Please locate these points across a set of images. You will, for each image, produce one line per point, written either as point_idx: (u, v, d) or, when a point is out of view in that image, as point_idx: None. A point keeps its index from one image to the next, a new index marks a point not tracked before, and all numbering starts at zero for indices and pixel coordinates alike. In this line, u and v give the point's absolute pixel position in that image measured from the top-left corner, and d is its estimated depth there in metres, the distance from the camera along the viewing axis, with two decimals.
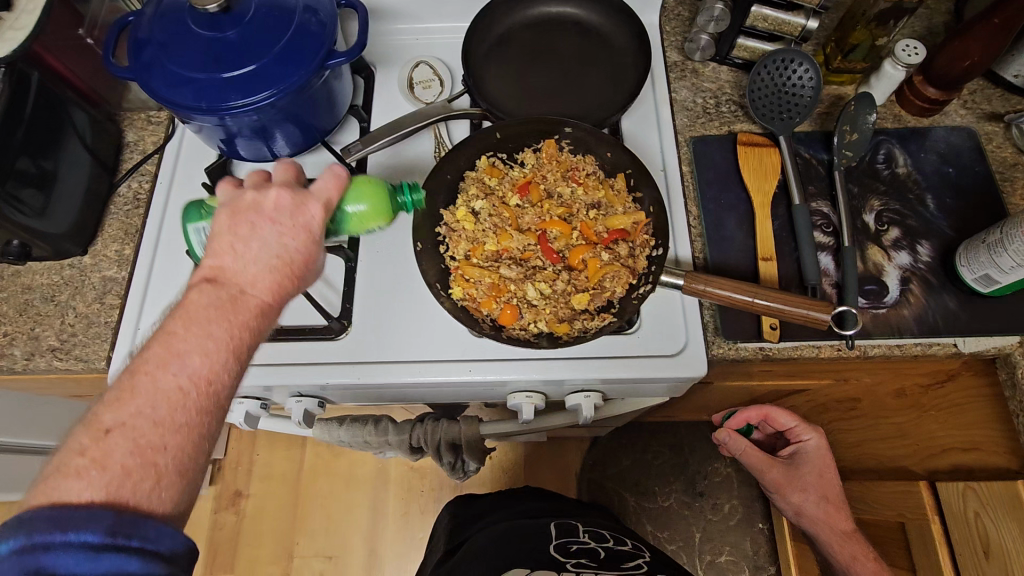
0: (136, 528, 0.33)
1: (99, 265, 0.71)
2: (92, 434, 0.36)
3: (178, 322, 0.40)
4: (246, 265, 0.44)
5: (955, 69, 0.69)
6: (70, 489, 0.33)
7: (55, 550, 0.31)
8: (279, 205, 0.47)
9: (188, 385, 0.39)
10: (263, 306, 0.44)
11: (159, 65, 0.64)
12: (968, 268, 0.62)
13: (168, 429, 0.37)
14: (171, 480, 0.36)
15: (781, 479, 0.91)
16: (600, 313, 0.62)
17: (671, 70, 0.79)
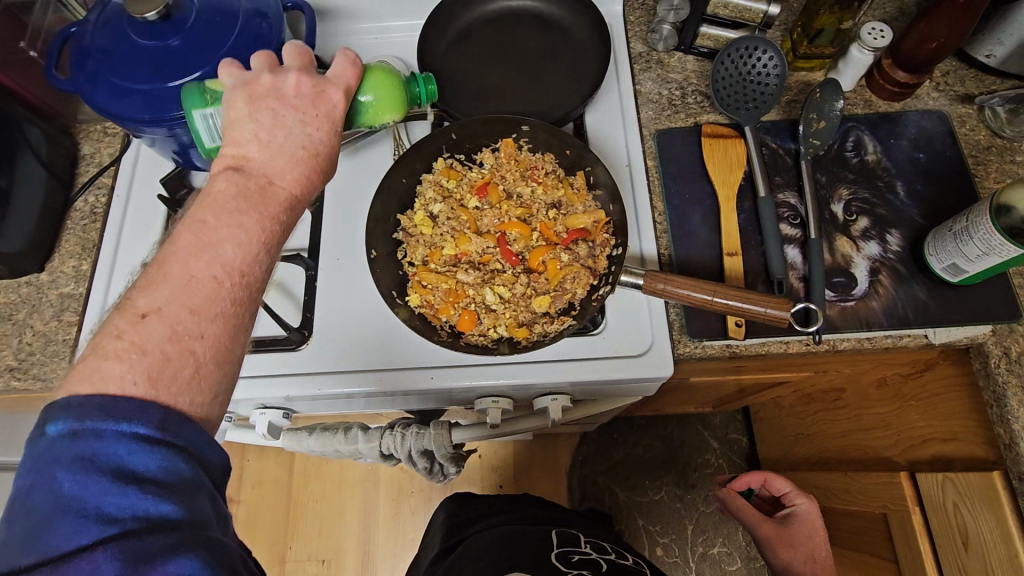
0: (181, 431, 0.33)
1: (57, 281, 0.70)
2: (128, 318, 0.35)
3: (205, 211, 0.39)
4: (271, 157, 0.44)
5: (922, 52, 0.66)
6: (111, 372, 0.33)
7: (106, 440, 0.31)
8: (300, 92, 0.47)
9: (223, 274, 0.38)
10: (292, 198, 0.44)
11: (103, 76, 0.62)
12: (936, 257, 0.61)
13: (204, 318, 0.36)
14: (209, 372, 0.36)
15: (772, 537, 0.78)
16: (560, 316, 0.61)
17: (635, 62, 0.77)
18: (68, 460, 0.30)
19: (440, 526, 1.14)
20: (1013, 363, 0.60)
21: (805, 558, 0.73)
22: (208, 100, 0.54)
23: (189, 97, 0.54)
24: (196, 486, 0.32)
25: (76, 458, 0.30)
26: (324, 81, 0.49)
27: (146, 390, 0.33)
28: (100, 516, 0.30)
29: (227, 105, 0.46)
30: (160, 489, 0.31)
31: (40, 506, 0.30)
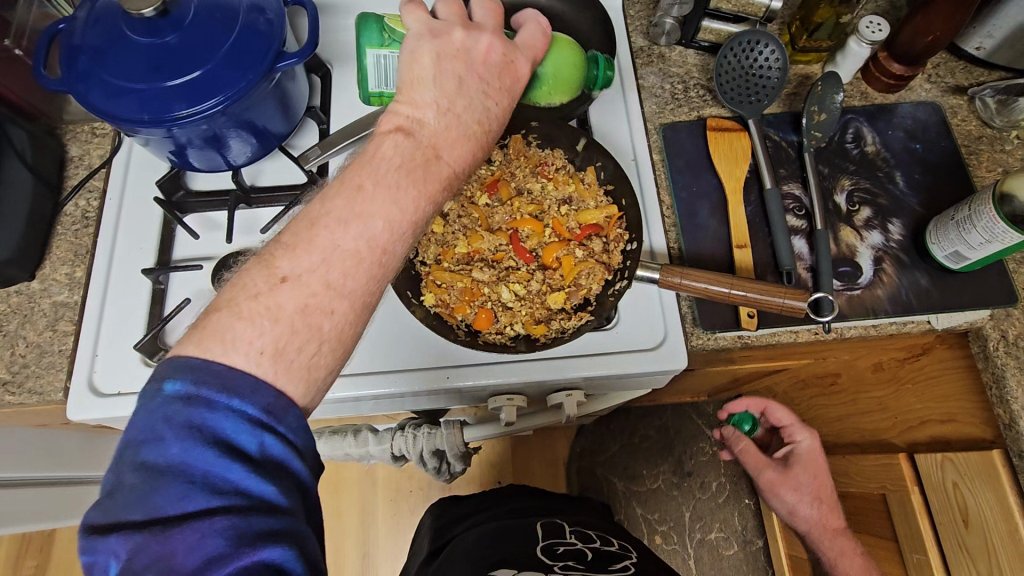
0: (284, 415, 0.37)
1: (50, 289, 0.67)
2: (269, 280, 0.40)
3: (364, 177, 0.44)
4: (444, 127, 0.48)
5: (918, 45, 0.68)
6: (243, 333, 0.38)
7: (217, 410, 0.35)
8: (488, 61, 0.52)
9: (366, 247, 0.42)
10: (452, 174, 0.48)
11: (96, 76, 0.60)
12: (939, 246, 0.62)
13: (337, 294, 0.41)
14: (327, 351, 0.41)
15: (774, 481, 0.82)
16: (577, 312, 0.61)
17: (637, 56, 0.77)
18: (181, 424, 0.34)
19: (432, 518, 1.16)
20: (1010, 346, 0.62)
21: (806, 507, 0.79)
22: (383, 38, 0.63)
23: (367, 32, 0.63)
24: (299, 479, 0.37)
25: (189, 424, 0.34)
26: (513, 49, 0.54)
27: (267, 365, 0.38)
28: (206, 482, 0.34)
29: (414, 53, 0.51)
30: (261, 469, 0.35)
31: (152, 463, 0.33)
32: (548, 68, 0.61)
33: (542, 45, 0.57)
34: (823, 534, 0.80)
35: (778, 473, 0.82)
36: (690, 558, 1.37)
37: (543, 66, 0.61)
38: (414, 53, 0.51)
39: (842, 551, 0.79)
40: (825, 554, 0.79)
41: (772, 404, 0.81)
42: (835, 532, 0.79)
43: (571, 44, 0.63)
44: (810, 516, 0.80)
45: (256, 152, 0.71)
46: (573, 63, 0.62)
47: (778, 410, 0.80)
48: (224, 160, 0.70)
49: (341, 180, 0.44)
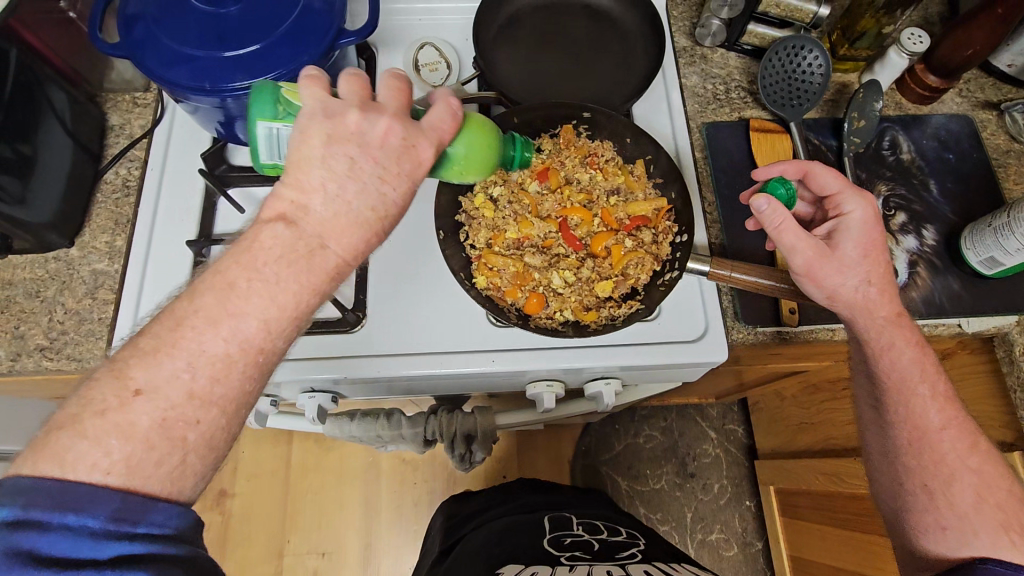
0: (144, 513, 0.33)
1: (89, 257, 0.66)
2: (120, 393, 0.35)
3: (239, 272, 0.39)
4: (331, 216, 0.41)
5: (957, 58, 0.71)
6: (86, 454, 0.33)
7: (51, 530, 0.31)
8: (384, 144, 0.43)
9: (238, 350, 0.38)
10: (343, 265, 0.42)
11: (154, 43, 0.59)
12: (974, 251, 0.64)
13: (202, 402, 0.37)
14: (195, 460, 0.36)
15: (813, 258, 0.56)
16: (625, 301, 0.61)
17: (680, 56, 0.79)
18: (6, 553, 0.30)
19: (441, 519, 1.17)
20: None
21: (852, 282, 0.57)
22: (278, 111, 0.48)
23: (258, 104, 0.48)
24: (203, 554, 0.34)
25: (15, 551, 0.30)
26: (416, 130, 0.44)
27: (119, 482, 0.33)
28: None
29: (301, 132, 0.42)
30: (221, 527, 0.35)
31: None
32: (460, 148, 0.50)
33: (449, 130, 0.46)
34: (873, 331, 0.59)
35: (820, 244, 0.56)
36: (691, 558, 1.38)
37: (454, 144, 0.50)
38: (301, 131, 0.43)
39: (944, 407, 0.59)
40: (891, 376, 0.60)
41: (809, 167, 0.62)
42: (885, 327, 0.59)
43: (487, 124, 0.52)
44: (858, 303, 0.58)
45: None
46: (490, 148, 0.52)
47: (816, 173, 0.61)
48: None
49: (216, 271, 0.39)
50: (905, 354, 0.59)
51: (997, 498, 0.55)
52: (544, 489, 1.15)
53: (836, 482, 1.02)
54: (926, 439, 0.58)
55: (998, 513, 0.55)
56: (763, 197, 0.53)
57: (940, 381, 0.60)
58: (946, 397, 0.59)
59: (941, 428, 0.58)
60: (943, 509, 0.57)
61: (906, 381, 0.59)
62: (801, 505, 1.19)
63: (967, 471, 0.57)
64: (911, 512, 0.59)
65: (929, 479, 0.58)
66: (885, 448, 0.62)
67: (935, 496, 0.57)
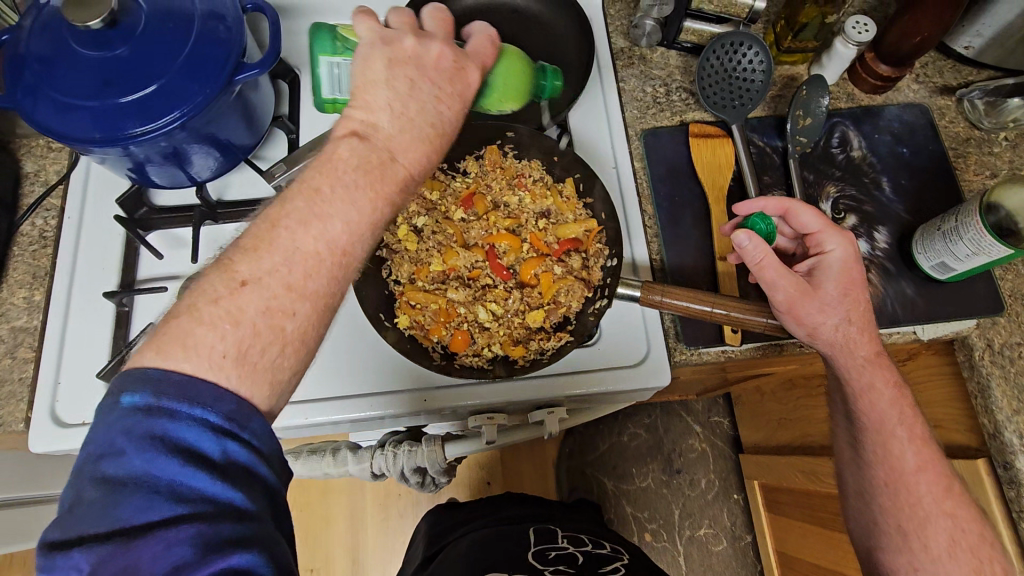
0: (249, 420, 0.35)
1: (8, 314, 0.64)
2: (229, 284, 0.38)
3: (322, 180, 0.43)
4: (398, 131, 0.47)
5: (904, 46, 0.66)
6: (204, 339, 0.36)
7: (180, 419, 0.33)
8: (439, 66, 0.51)
9: (326, 248, 0.41)
10: (408, 176, 0.47)
11: (44, 92, 0.56)
12: (925, 255, 0.61)
13: (298, 295, 0.40)
14: (290, 353, 0.39)
15: (796, 295, 0.56)
16: (556, 332, 0.59)
17: (618, 58, 0.75)
18: (141, 434, 0.32)
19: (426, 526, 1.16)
20: (996, 355, 0.62)
21: (835, 321, 0.57)
22: (335, 46, 0.62)
23: (319, 40, 0.62)
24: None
25: (148, 433, 0.32)
26: (463, 56, 0.53)
27: (230, 368, 0.36)
28: (172, 490, 0.32)
29: (367, 58, 0.50)
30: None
31: (114, 475, 0.32)
32: (500, 78, 0.60)
33: (489, 53, 0.55)
34: (855, 370, 0.60)
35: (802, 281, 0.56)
36: (680, 555, 1.38)
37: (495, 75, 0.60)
38: (365, 59, 0.50)
39: (921, 449, 0.60)
40: (871, 416, 0.61)
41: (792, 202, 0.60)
42: (866, 367, 0.59)
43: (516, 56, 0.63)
44: (839, 342, 0.58)
45: (220, 167, 0.67)
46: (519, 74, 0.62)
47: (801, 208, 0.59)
48: (185, 175, 0.66)
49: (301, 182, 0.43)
50: (884, 396, 0.60)
51: (966, 540, 0.57)
52: (523, 499, 1.13)
53: (814, 479, 1.00)
54: (902, 481, 0.59)
55: (966, 556, 0.56)
56: (743, 233, 0.54)
57: (917, 424, 0.60)
58: (922, 439, 0.60)
59: (916, 469, 0.59)
60: (918, 552, 0.58)
61: (884, 423, 0.60)
62: (784, 500, 1.18)
63: (940, 516, 0.58)
64: (885, 551, 0.60)
65: (903, 522, 0.59)
66: (861, 487, 0.62)
67: (909, 537, 0.59)
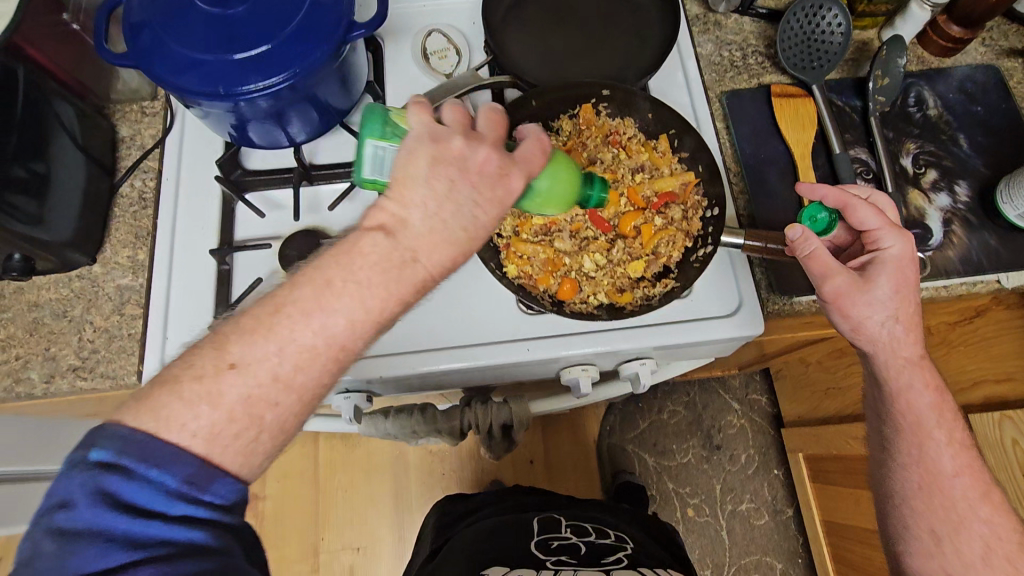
0: (209, 483, 0.36)
1: (112, 273, 0.65)
2: (217, 364, 0.38)
3: (334, 271, 0.41)
4: (427, 231, 0.43)
5: (981, 7, 0.68)
6: (178, 415, 0.36)
7: (135, 479, 0.34)
8: (483, 171, 0.45)
9: (323, 344, 0.40)
10: (427, 279, 0.44)
11: (161, 49, 0.58)
12: (1011, 205, 0.63)
13: (284, 387, 0.39)
14: (266, 440, 0.39)
15: (847, 288, 0.58)
16: (658, 280, 0.61)
17: (694, 24, 0.77)
18: (102, 491, 0.33)
19: (434, 518, 1.05)
20: None
21: (882, 316, 0.58)
22: (386, 132, 0.48)
23: (368, 122, 0.47)
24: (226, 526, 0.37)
25: (103, 491, 0.33)
26: (510, 160, 0.47)
27: (199, 446, 0.36)
28: (128, 541, 0.34)
29: (409, 153, 0.45)
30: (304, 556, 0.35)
31: (69, 528, 0.33)
32: (544, 183, 0.51)
33: (539, 163, 0.49)
34: (894, 368, 0.61)
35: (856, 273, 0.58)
36: (722, 530, 1.40)
37: (539, 178, 0.51)
38: (409, 152, 0.45)
39: (958, 454, 0.61)
40: (907, 417, 0.62)
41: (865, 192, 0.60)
42: (907, 367, 0.61)
43: (568, 162, 0.54)
44: (882, 338, 0.59)
45: (316, 130, 0.69)
46: (570, 180, 0.53)
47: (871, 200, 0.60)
48: (285, 137, 0.68)
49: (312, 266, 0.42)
50: (923, 397, 0.61)
51: (1002, 549, 0.59)
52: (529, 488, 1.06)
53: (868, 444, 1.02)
54: (935, 485, 0.61)
55: (1002, 563, 0.59)
56: (794, 228, 0.57)
57: (956, 429, 0.62)
58: (960, 444, 0.61)
59: (954, 476, 0.61)
60: (950, 558, 0.61)
61: (922, 425, 0.61)
62: (832, 470, 1.20)
63: (977, 521, 0.60)
64: (914, 557, 0.63)
65: (938, 526, 0.61)
66: (893, 491, 0.65)
67: (943, 544, 0.61)
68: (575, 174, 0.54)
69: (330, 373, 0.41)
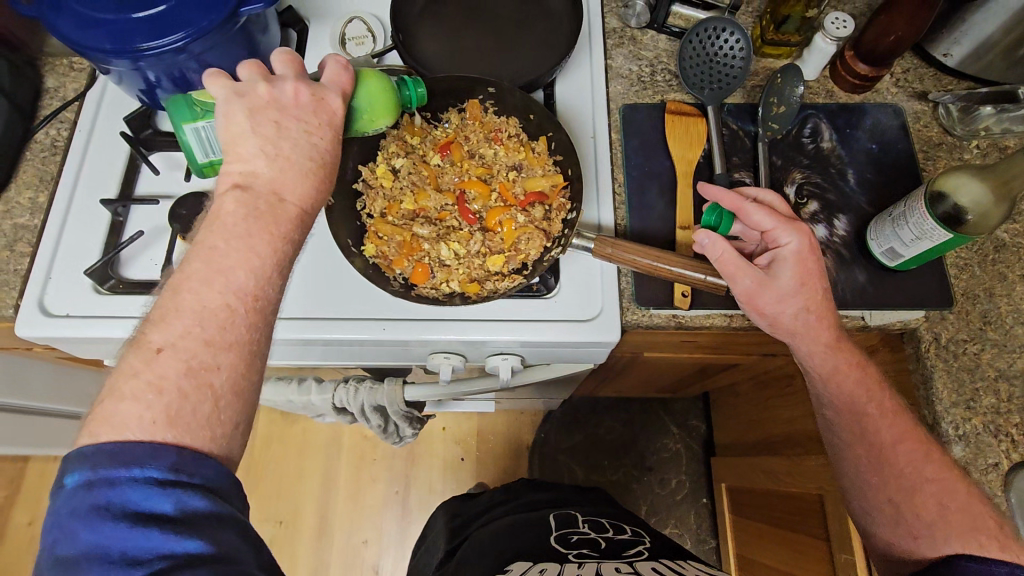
0: (195, 466, 0.38)
1: (12, 212, 0.69)
2: (145, 354, 0.41)
3: (215, 237, 0.44)
4: (279, 172, 0.48)
5: (881, 45, 0.69)
6: (128, 412, 0.38)
7: (120, 484, 0.36)
8: (299, 103, 0.50)
9: (234, 299, 0.43)
10: (302, 214, 0.49)
11: (68, 8, 0.61)
12: (877, 242, 0.63)
13: (217, 349, 0.42)
14: (225, 407, 0.41)
15: (755, 288, 0.58)
16: (511, 275, 0.62)
17: (609, 37, 0.78)
18: (89, 508, 0.35)
19: (440, 522, 1.06)
20: (941, 349, 0.64)
21: (790, 308, 0.59)
22: (198, 112, 0.55)
23: (177, 110, 0.55)
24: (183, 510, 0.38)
25: (95, 506, 0.35)
26: (322, 87, 0.51)
27: (165, 432, 0.38)
28: (125, 556, 0.34)
29: (225, 115, 0.48)
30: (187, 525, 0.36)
31: (68, 554, 0.34)
32: (363, 100, 0.55)
33: (348, 81, 0.52)
34: (817, 357, 0.60)
35: (760, 274, 0.58)
36: None
37: (358, 98, 0.55)
38: (226, 114, 0.49)
39: (894, 420, 0.60)
40: (838, 398, 0.61)
41: (741, 205, 0.59)
42: (827, 354, 0.60)
43: (378, 71, 0.56)
44: (801, 330, 0.60)
45: None
46: (389, 88, 0.56)
47: (748, 213, 0.59)
48: None
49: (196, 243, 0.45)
50: (848, 376, 0.60)
51: (955, 502, 0.55)
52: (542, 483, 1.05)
53: (776, 480, 1.01)
54: (882, 455, 0.59)
55: (960, 518, 0.54)
56: (705, 232, 0.57)
57: (885, 396, 0.61)
58: (893, 411, 0.60)
59: (894, 442, 0.59)
60: (911, 521, 0.56)
61: (853, 401, 0.60)
62: (747, 503, 1.19)
63: (926, 481, 0.57)
64: (881, 527, 0.58)
65: (894, 494, 0.58)
66: (845, 473, 0.62)
67: (902, 510, 0.57)
68: (388, 80, 0.57)
69: (255, 325, 0.44)
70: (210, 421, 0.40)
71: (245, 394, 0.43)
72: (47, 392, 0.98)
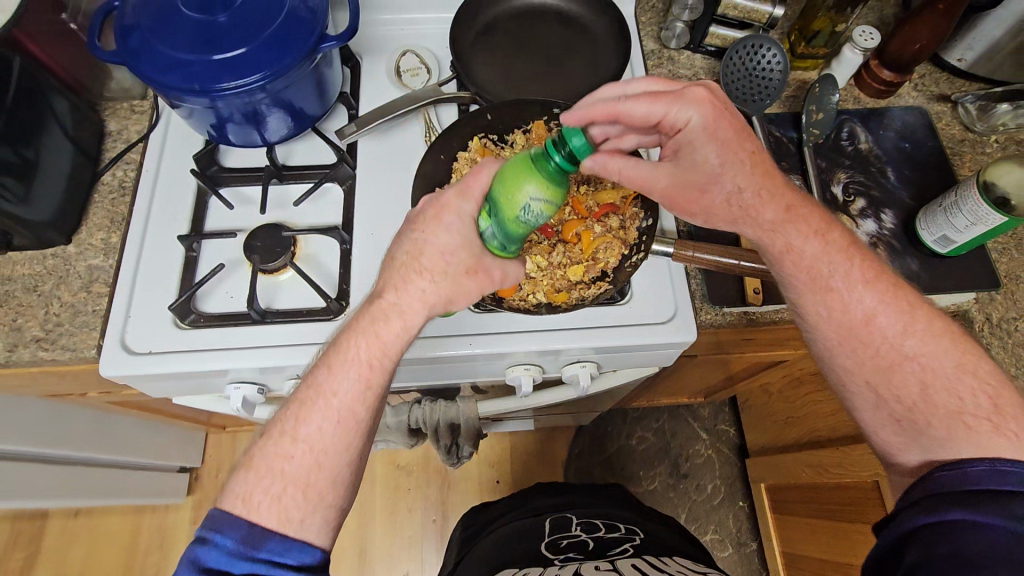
0: (263, 542, 0.47)
1: (85, 254, 0.70)
2: (270, 435, 0.53)
3: (334, 340, 0.56)
4: (383, 273, 0.57)
5: (907, 52, 0.74)
6: (234, 483, 0.50)
7: (206, 545, 0.46)
8: (420, 209, 0.58)
9: (321, 400, 0.53)
10: (385, 309, 0.55)
11: (149, 51, 0.63)
12: (928, 231, 0.68)
13: (304, 442, 0.51)
14: (292, 490, 0.50)
15: (675, 189, 0.62)
16: (595, 283, 0.66)
17: (648, 58, 0.83)
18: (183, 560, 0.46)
19: (458, 530, 1.04)
20: (994, 327, 0.68)
21: (722, 193, 0.61)
22: None
23: None
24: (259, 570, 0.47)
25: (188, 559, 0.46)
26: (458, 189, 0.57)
27: (243, 506, 0.49)
28: None
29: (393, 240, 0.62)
30: None
31: None
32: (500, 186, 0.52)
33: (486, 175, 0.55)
34: (767, 235, 0.61)
35: (673, 175, 0.61)
36: None
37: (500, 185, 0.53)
38: None
39: (865, 289, 0.58)
40: (800, 275, 0.60)
41: (619, 109, 0.58)
42: (774, 229, 0.61)
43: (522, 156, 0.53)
44: (739, 213, 0.62)
45: (291, 132, 0.74)
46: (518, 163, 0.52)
47: (629, 112, 0.58)
48: (260, 139, 0.73)
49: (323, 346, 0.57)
50: (807, 248, 0.60)
51: (937, 377, 0.55)
52: (558, 484, 1.01)
53: (822, 473, 1.04)
54: (856, 335, 0.58)
55: (941, 389, 0.54)
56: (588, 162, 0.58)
57: (853, 266, 0.59)
58: (862, 279, 0.59)
59: (867, 318, 0.58)
60: (893, 404, 0.56)
61: (817, 276, 0.60)
62: (792, 500, 1.21)
63: (907, 360, 0.56)
64: (866, 413, 0.59)
65: (871, 376, 0.57)
66: (822, 357, 0.61)
67: (881, 388, 0.57)
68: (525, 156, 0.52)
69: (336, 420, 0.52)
70: (273, 505, 0.49)
71: (314, 487, 0.51)
72: (90, 440, 0.95)
